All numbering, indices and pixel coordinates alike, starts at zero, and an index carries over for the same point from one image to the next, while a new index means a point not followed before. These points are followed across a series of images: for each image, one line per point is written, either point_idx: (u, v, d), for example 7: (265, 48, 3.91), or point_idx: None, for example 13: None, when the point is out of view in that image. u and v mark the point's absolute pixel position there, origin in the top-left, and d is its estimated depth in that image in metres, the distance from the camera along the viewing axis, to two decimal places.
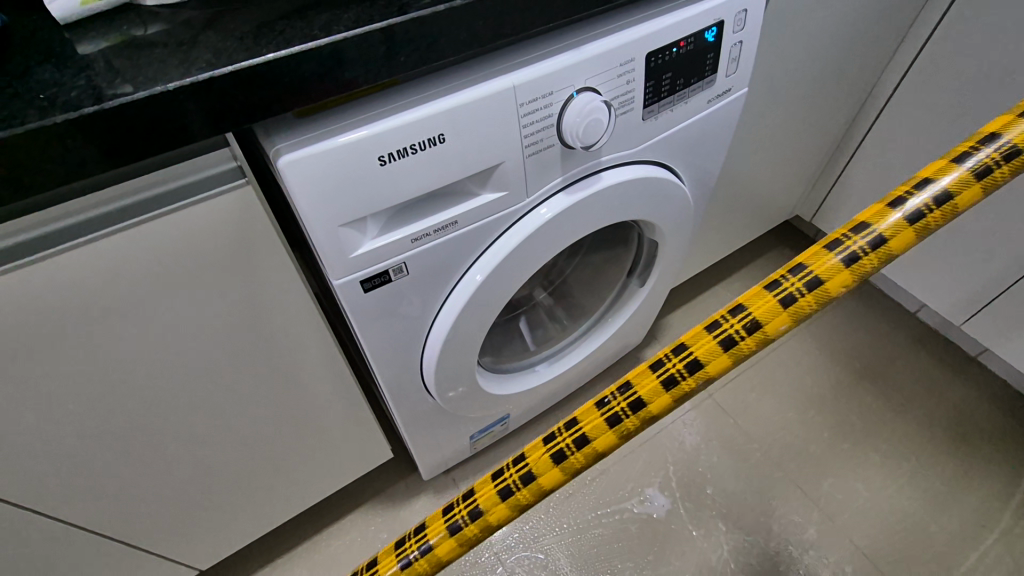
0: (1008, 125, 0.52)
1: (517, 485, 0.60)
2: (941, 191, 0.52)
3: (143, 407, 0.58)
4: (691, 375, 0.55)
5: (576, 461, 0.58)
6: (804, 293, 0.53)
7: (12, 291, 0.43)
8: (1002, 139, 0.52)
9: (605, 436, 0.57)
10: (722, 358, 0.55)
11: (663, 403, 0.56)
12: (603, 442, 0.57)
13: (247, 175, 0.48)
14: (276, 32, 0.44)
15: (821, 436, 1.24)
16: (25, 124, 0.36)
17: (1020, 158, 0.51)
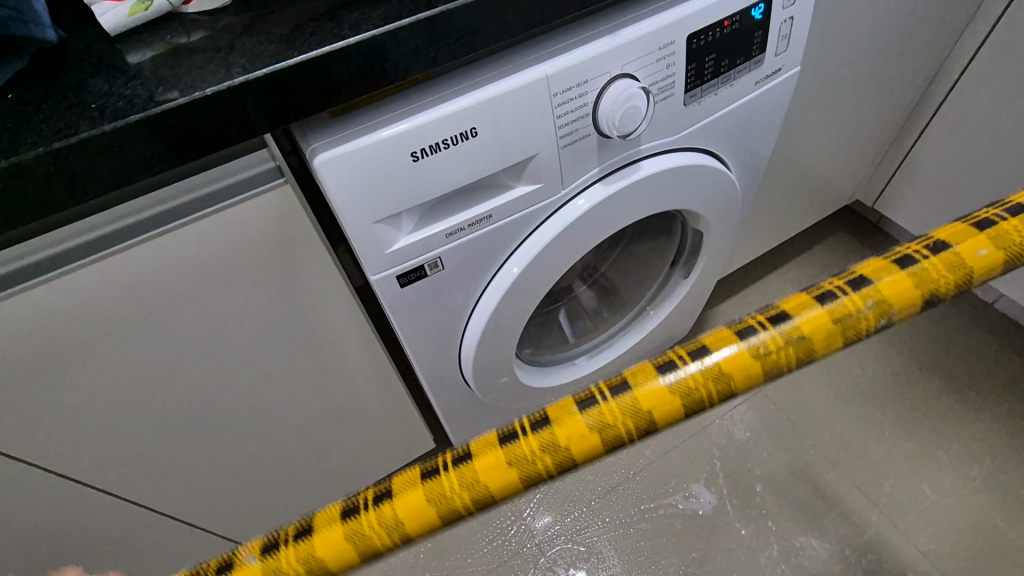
0: (883, 270, 0.42)
1: (280, 547, 0.37)
2: (792, 330, 0.40)
3: (198, 396, 0.62)
4: (580, 412, 0.39)
5: (367, 523, 0.37)
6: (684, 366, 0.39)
7: (76, 290, 0.46)
8: (872, 282, 0.41)
9: (577, 430, 0.38)
10: (636, 394, 0.39)
11: (660, 394, 0.39)
12: (490, 469, 0.38)
13: (286, 175, 0.49)
14: (309, 33, 0.45)
15: (882, 435, 1.17)
16: (79, 134, 0.39)
17: (884, 310, 0.40)
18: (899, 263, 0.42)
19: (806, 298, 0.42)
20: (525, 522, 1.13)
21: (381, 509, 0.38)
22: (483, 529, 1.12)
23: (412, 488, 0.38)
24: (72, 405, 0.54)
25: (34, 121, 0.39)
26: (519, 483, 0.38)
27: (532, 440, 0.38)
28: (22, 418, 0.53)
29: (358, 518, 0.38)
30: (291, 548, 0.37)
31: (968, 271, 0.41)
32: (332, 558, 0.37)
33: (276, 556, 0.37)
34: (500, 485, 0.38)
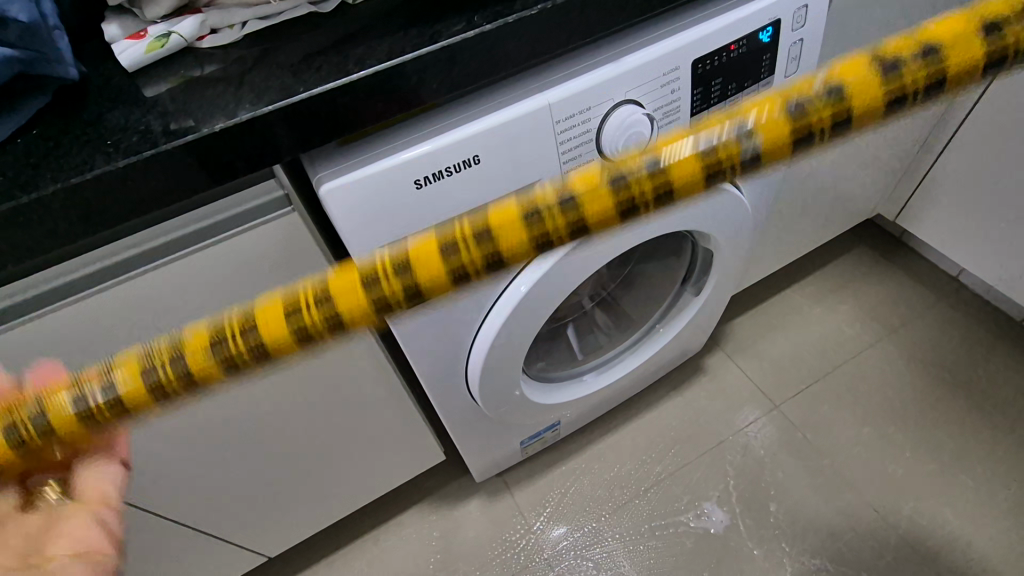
0: (844, 71, 0.42)
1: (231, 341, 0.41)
2: (712, 145, 0.42)
3: (211, 411, 0.64)
4: (482, 245, 0.41)
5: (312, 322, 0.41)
6: (558, 207, 0.41)
7: (92, 312, 0.48)
8: (819, 84, 0.42)
9: (492, 218, 0.41)
10: (523, 230, 0.41)
11: (511, 212, 0.41)
12: (412, 265, 0.41)
13: (293, 203, 0.50)
14: (315, 68, 0.46)
15: (902, 456, 1.14)
16: (92, 170, 0.40)
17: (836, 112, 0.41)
18: (866, 62, 0.42)
19: (742, 111, 0.43)
20: (534, 536, 1.12)
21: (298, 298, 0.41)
22: (493, 543, 1.12)
23: (352, 274, 0.41)
24: None
25: (54, 156, 0.42)
26: (450, 274, 0.41)
27: (453, 231, 0.42)
28: None
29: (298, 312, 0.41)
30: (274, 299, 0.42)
31: (933, 70, 0.41)
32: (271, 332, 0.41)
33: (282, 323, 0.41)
34: (431, 273, 0.41)
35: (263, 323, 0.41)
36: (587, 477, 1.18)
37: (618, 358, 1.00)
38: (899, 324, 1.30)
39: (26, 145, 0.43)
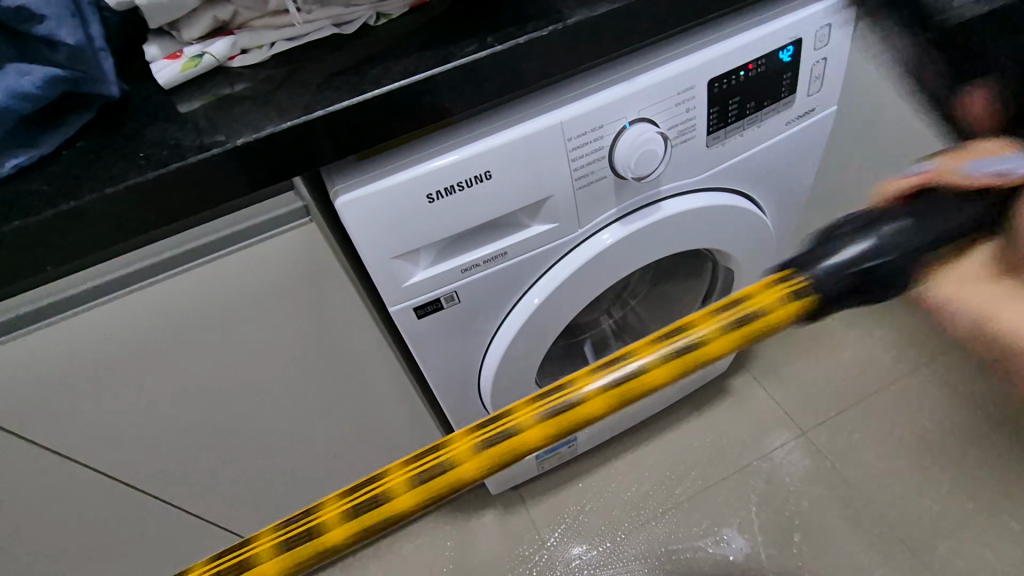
0: None
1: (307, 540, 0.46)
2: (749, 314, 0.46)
3: (232, 412, 0.66)
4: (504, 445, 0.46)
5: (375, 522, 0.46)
6: (571, 407, 0.46)
7: (121, 314, 0.51)
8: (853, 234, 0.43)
9: (446, 438, 0.47)
10: (541, 429, 0.46)
11: (527, 411, 0.47)
12: (460, 458, 0.46)
13: (312, 214, 0.53)
14: (334, 87, 0.49)
15: (938, 491, 1.09)
16: (127, 180, 0.43)
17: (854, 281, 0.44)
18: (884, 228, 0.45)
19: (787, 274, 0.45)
20: (548, 552, 1.11)
21: (362, 497, 0.46)
22: (506, 556, 1.12)
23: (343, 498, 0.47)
24: (118, 416, 0.59)
25: (93, 168, 0.45)
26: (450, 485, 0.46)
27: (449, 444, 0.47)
28: (77, 426, 0.58)
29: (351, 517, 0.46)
30: (265, 546, 0.47)
31: None
32: (336, 535, 0.46)
33: (293, 557, 0.47)
34: (461, 463, 0.46)
35: (330, 526, 0.46)
36: (604, 495, 1.16)
37: None
38: (938, 352, 1.24)
39: (70, 157, 0.46)
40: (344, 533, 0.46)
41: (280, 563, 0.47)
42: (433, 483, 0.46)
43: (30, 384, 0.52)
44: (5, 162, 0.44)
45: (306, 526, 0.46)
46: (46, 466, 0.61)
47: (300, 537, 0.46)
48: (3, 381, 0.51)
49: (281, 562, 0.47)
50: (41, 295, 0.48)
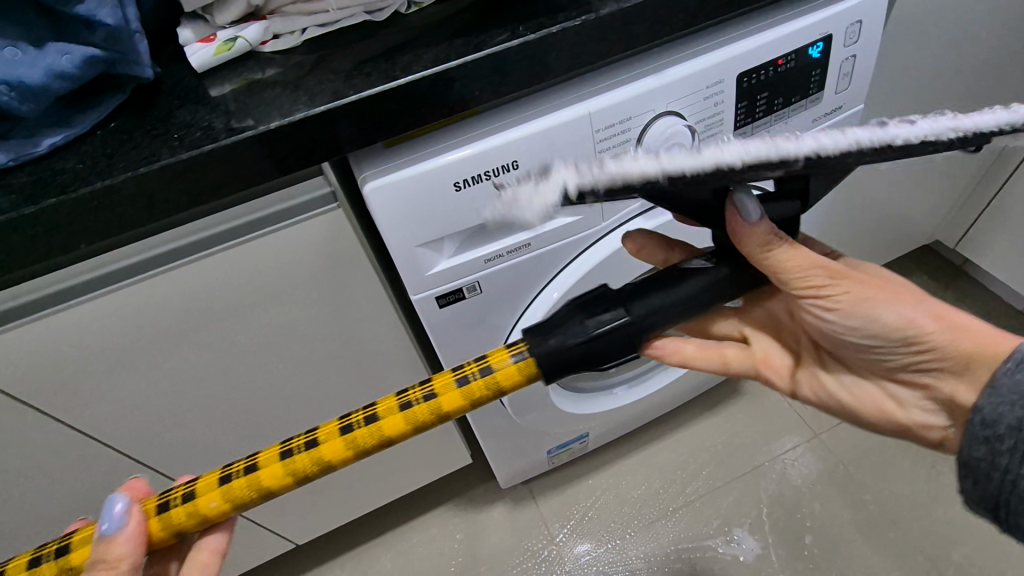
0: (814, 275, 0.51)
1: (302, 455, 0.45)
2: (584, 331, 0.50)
3: (252, 396, 0.67)
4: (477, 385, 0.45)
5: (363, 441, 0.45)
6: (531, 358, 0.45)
7: (148, 294, 0.51)
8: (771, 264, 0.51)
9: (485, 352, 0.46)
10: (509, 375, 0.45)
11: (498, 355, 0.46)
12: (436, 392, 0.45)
13: (338, 200, 0.53)
14: (365, 73, 0.49)
15: (953, 497, 1.08)
16: (160, 161, 0.44)
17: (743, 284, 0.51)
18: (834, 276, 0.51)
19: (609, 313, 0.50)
20: (557, 548, 1.11)
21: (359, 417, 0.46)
22: (515, 550, 1.12)
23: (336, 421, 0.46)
24: (141, 397, 0.60)
25: (126, 148, 0.45)
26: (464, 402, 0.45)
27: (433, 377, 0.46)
28: (100, 406, 0.59)
29: (350, 433, 0.45)
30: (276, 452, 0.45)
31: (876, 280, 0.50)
32: (332, 453, 0.45)
33: (299, 467, 0.45)
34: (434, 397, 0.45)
35: (325, 443, 0.45)
36: (614, 493, 1.16)
37: (651, 372, 0.99)
38: None
39: (102, 137, 0.46)
40: (339, 450, 0.45)
41: (265, 476, 0.45)
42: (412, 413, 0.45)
43: (55, 363, 0.53)
44: (41, 142, 0.45)
45: (323, 432, 0.46)
46: (68, 445, 0.61)
47: (314, 440, 0.45)
48: (30, 357, 0.51)
49: (286, 468, 0.45)
50: (72, 274, 0.48)
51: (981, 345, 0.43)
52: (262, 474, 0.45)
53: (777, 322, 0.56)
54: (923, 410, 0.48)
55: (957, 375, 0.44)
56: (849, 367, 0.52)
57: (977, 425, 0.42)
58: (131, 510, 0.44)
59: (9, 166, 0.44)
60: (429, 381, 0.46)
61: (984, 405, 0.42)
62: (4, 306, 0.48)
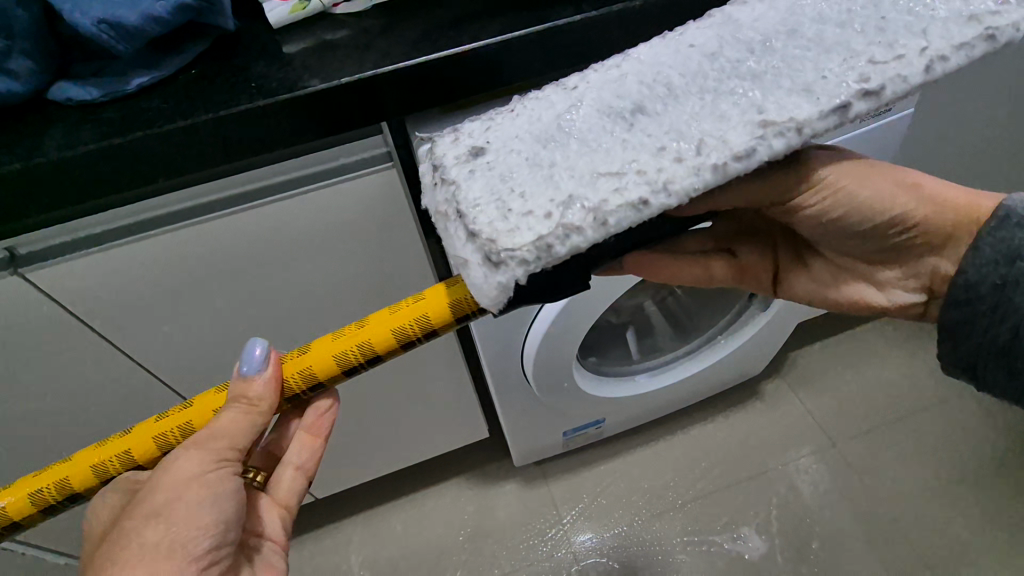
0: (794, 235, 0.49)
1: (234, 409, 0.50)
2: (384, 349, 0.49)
3: (291, 344, 0.70)
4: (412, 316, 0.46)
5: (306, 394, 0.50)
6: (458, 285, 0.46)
7: (212, 234, 0.55)
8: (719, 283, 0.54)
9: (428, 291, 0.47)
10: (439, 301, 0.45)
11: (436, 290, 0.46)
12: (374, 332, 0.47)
13: (394, 160, 0.56)
14: (433, 39, 0.51)
15: (968, 518, 1.08)
16: (238, 106, 0.47)
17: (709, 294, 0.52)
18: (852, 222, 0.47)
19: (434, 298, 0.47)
20: (564, 529, 1.13)
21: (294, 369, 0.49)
22: (522, 527, 1.15)
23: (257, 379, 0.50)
24: (193, 333, 0.64)
25: (208, 92, 0.48)
26: (396, 340, 0.47)
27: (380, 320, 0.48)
28: (153, 338, 0.62)
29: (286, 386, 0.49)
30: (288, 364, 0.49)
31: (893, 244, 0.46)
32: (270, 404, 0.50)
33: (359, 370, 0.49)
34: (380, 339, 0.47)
35: None
36: (623, 482, 1.18)
37: (673, 364, 1.02)
38: None
39: (185, 82, 0.49)
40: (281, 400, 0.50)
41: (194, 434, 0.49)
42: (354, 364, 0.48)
43: (121, 293, 0.56)
44: (130, 81, 0.48)
45: None
46: (121, 374, 0.65)
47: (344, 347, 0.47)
48: (100, 286, 0.55)
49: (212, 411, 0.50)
50: (147, 209, 0.52)
51: (958, 207, 0.43)
52: (312, 364, 0.48)
53: (743, 225, 0.57)
54: (905, 291, 0.49)
55: (938, 252, 0.45)
56: (830, 262, 0.53)
57: (960, 288, 0.43)
58: (271, 356, 0.48)
59: (102, 101, 0.48)
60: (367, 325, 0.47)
61: (968, 267, 0.42)
62: (84, 233, 0.52)
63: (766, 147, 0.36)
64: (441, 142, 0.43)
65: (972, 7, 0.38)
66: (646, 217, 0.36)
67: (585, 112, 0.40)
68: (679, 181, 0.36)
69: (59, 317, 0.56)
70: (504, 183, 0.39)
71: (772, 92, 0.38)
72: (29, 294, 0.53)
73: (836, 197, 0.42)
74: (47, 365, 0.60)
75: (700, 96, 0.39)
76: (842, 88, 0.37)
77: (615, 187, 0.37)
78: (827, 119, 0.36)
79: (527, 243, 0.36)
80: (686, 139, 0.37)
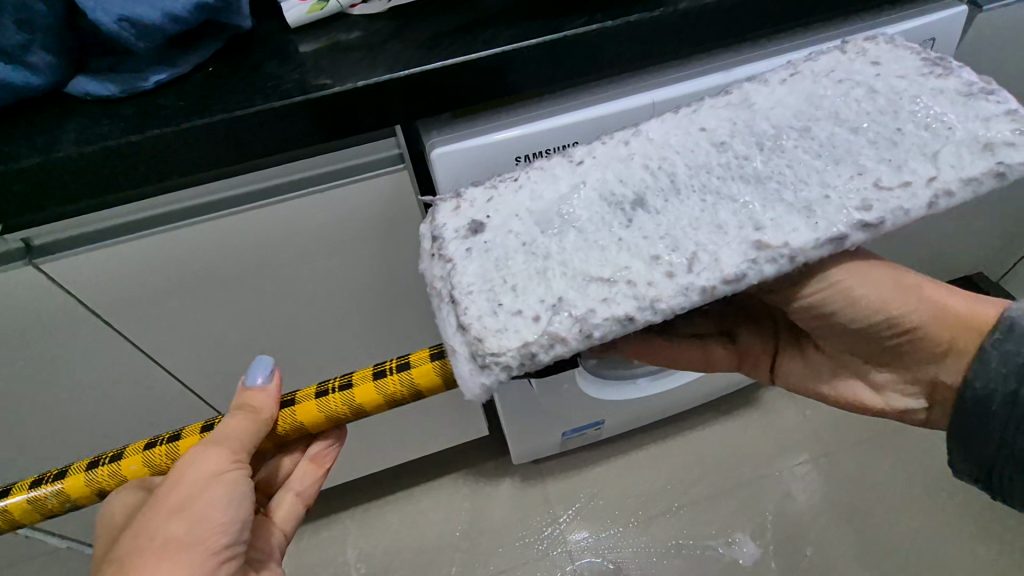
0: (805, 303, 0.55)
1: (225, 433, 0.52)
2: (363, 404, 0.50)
3: (295, 340, 0.71)
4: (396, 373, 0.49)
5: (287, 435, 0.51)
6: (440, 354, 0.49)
7: (222, 230, 0.55)
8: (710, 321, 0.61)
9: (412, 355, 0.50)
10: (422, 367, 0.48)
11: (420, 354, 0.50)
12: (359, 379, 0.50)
13: (405, 162, 0.56)
14: (446, 44, 0.52)
15: (960, 531, 1.08)
16: (253, 107, 0.47)
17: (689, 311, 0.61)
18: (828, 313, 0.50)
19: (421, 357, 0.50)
20: (559, 529, 1.14)
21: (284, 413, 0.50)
22: (517, 525, 1.16)
23: None
24: (201, 327, 0.64)
25: (224, 92, 0.49)
26: (381, 396, 0.49)
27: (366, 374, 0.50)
28: (161, 330, 0.63)
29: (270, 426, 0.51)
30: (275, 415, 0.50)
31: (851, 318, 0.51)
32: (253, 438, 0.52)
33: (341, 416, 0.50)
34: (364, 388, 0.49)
35: None
36: (620, 484, 1.18)
37: (673, 369, 1.02)
38: None
39: (202, 80, 0.50)
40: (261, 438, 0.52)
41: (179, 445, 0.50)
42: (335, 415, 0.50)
43: (131, 286, 0.57)
44: (147, 78, 0.49)
45: None
46: (128, 365, 0.66)
47: (327, 389, 0.50)
48: (110, 278, 0.56)
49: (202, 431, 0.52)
50: (159, 204, 0.53)
51: (964, 322, 0.44)
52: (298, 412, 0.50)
53: (748, 310, 0.58)
54: (905, 396, 0.49)
55: (940, 363, 0.45)
56: (829, 354, 0.53)
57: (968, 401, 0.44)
58: (273, 374, 0.51)
59: (119, 97, 0.49)
60: (351, 376, 0.51)
61: (974, 381, 0.43)
62: (99, 225, 0.53)
63: (756, 271, 0.37)
64: (443, 208, 0.44)
65: (989, 133, 0.39)
66: (631, 331, 0.38)
67: (588, 203, 0.42)
68: (666, 296, 0.37)
69: (70, 308, 0.57)
70: (499, 270, 0.40)
71: (771, 206, 0.39)
72: (41, 285, 0.54)
73: (824, 289, 0.43)
74: (55, 355, 0.61)
75: (702, 197, 0.41)
76: (841, 214, 0.38)
77: (603, 295, 0.38)
78: (822, 248, 0.38)
79: (511, 348, 0.37)
80: (680, 248, 0.39)
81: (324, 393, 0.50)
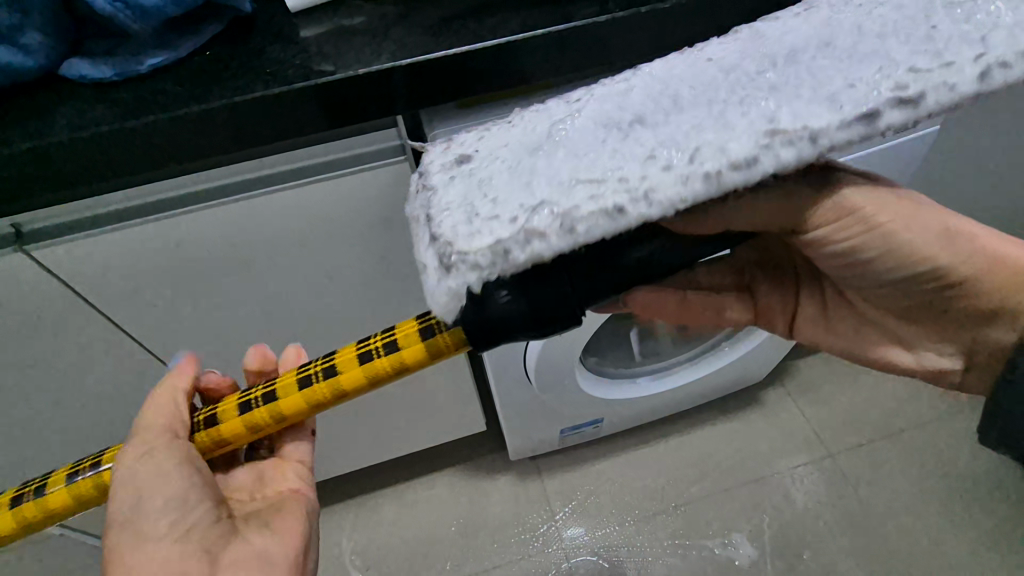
0: None
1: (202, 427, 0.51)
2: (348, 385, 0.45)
3: (293, 331, 0.70)
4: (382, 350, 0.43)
5: (259, 418, 0.47)
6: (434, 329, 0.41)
7: (218, 220, 0.54)
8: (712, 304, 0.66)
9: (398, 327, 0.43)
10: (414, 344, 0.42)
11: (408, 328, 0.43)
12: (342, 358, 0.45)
13: (407, 152, 0.55)
14: (452, 31, 0.50)
15: (960, 536, 1.08)
16: (252, 93, 0.46)
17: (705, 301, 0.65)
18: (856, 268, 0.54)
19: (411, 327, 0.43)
20: (556, 525, 1.14)
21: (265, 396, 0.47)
22: (514, 520, 1.15)
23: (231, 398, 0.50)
24: (195, 317, 0.63)
25: (222, 77, 0.47)
26: (366, 378, 0.44)
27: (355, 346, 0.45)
28: (155, 320, 0.62)
29: (247, 411, 0.47)
30: (257, 408, 0.47)
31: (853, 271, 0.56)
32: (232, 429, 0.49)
33: (313, 385, 0.45)
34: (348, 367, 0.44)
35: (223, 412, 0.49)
36: (618, 481, 1.18)
37: (675, 368, 1.02)
38: None
39: (200, 64, 0.48)
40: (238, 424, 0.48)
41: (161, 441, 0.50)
42: (313, 391, 0.45)
43: (123, 274, 0.56)
44: (144, 61, 0.47)
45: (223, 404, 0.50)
46: (119, 354, 0.65)
47: (310, 364, 0.46)
48: (103, 266, 0.54)
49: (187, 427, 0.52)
50: (155, 192, 0.51)
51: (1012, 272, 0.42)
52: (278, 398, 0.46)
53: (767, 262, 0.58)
54: (942, 355, 0.50)
55: (992, 322, 0.44)
56: (860, 312, 0.53)
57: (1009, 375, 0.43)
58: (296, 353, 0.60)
59: (114, 81, 0.47)
60: (334, 360, 0.45)
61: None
62: (92, 213, 0.51)
63: (772, 158, 0.31)
64: (431, 152, 0.39)
65: None
66: (623, 227, 0.31)
67: (581, 121, 0.35)
68: (665, 189, 0.31)
69: (62, 296, 0.56)
70: (480, 188, 0.34)
71: (790, 101, 0.32)
72: (33, 273, 0.53)
73: (867, 235, 0.41)
74: (46, 343, 0.60)
75: (709, 107, 0.33)
76: (874, 92, 0.31)
77: (591, 193, 0.32)
78: (849, 129, 0.31)
79: (482, 248, 0.32)
80: (682, 146, 0.32)
81: (305, 366, 0.46)
